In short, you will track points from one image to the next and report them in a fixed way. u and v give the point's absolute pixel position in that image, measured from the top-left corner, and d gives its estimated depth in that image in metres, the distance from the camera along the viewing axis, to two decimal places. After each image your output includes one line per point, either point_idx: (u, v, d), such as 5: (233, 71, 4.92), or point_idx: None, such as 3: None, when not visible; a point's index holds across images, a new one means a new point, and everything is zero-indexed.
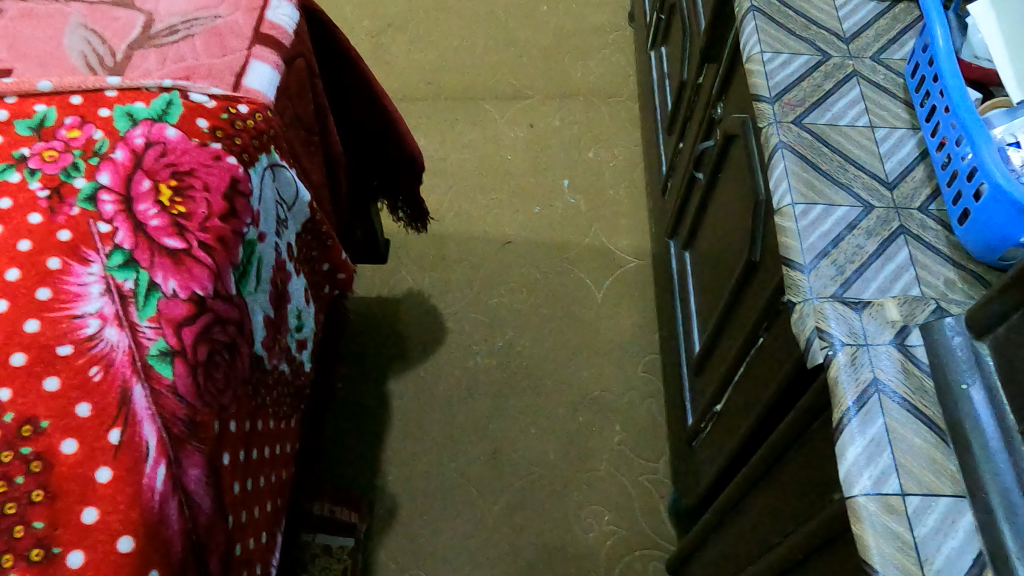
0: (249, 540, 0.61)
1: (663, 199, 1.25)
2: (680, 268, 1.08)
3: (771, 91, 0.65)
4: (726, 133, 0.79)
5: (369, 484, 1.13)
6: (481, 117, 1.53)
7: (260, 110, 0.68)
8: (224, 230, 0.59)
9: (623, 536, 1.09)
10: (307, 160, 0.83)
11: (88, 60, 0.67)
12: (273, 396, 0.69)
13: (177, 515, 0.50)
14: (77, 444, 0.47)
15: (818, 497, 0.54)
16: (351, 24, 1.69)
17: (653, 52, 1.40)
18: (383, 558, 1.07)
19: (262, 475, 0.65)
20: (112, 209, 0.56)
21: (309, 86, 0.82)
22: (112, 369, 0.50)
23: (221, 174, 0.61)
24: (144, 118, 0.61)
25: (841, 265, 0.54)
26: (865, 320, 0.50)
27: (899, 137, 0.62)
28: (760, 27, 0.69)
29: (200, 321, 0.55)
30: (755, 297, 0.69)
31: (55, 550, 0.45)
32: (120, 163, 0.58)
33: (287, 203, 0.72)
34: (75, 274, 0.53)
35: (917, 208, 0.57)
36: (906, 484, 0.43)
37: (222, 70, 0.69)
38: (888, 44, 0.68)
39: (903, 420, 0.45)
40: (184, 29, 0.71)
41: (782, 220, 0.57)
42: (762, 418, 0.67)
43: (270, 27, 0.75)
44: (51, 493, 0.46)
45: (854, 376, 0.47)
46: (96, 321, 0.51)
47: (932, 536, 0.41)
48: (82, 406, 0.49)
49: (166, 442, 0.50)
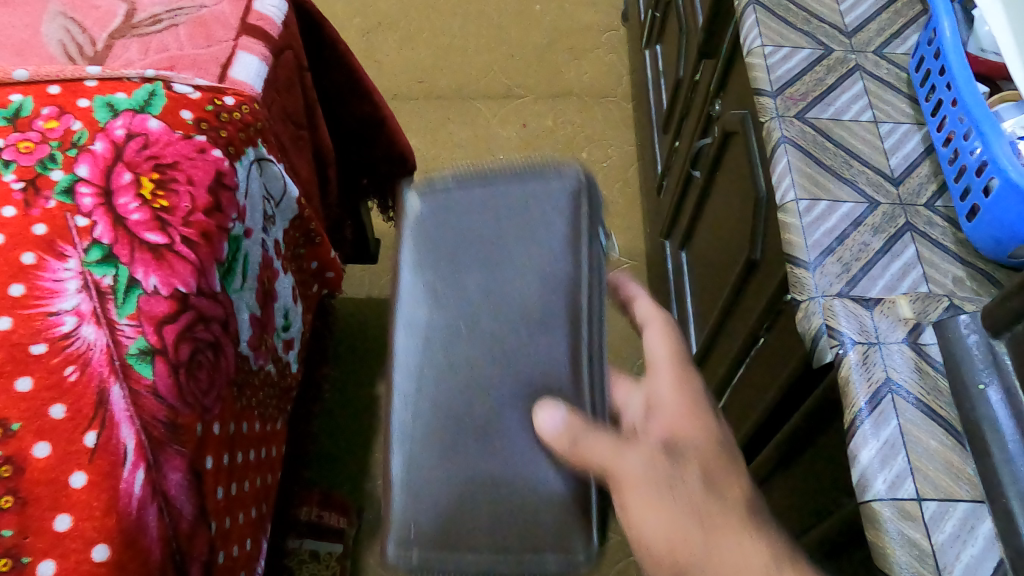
0: (232, 548, 0.58)
1: (658, 198, 1.23)
2: (676, 270, 1.06)
3: (772, 85, 0.63)
4: (724, 130, 0.78)
5: (358, 489, 1.10)
6: (473, 116, 1.51)
7: (247, 102, 0.66)
8: (208, 225, 0.56)
9: (617, 542, 1.07)
10: (297, 155, 0.80)
11: (66, 49, 0.64)
12: (258, 396, 0.67)
13: (156, 521, 0.47)
14: (51, 447, 0.45)
15: (831, 496, 0.53)
16: (341, 22, 1.66)
17: (647, 51, 1.39)
18: (372, 565, 1.04)
19: (247, 479, 0.63)
20: (91, 202, 0.53)
21: (298, 79, 0.80)
22: (89, 369, 0.48)
23: (206, 167, 0.58)
24: (125, 109, 0.58)
25: (846, 262, 0.52)
26: (876, 317, 0.48)
27: (904, 132, 0.60)
28: (761, 20, 0.68)
29: (182, 320, 0.52)
30: (755, 297, 0.68)
31: (24, 560, 0.43)
32: (100, 155, 0.56)
33: (274, 198, 0.69)
34: (50, 270, 0.50)
35: (923, 205, 0.56)
36: (922, 488, 0.41)
37: (207, 61, 0.67)
38: (891, 38, 0.67)
39: (918, 421, 0.44)
40: (168, 18, 0.69)
41: (785, 216, 0.55)
42: (764, 418, 0.65)
43: (258, 18, 0.72)
44: (21, 499, 0.44)
45: (866, 375, 0.45)
46: (73, 318, 0.49)
47: (951, 543, 0.39)
48: (57, 407, 0.46)
49: (144, 445, 0.48)
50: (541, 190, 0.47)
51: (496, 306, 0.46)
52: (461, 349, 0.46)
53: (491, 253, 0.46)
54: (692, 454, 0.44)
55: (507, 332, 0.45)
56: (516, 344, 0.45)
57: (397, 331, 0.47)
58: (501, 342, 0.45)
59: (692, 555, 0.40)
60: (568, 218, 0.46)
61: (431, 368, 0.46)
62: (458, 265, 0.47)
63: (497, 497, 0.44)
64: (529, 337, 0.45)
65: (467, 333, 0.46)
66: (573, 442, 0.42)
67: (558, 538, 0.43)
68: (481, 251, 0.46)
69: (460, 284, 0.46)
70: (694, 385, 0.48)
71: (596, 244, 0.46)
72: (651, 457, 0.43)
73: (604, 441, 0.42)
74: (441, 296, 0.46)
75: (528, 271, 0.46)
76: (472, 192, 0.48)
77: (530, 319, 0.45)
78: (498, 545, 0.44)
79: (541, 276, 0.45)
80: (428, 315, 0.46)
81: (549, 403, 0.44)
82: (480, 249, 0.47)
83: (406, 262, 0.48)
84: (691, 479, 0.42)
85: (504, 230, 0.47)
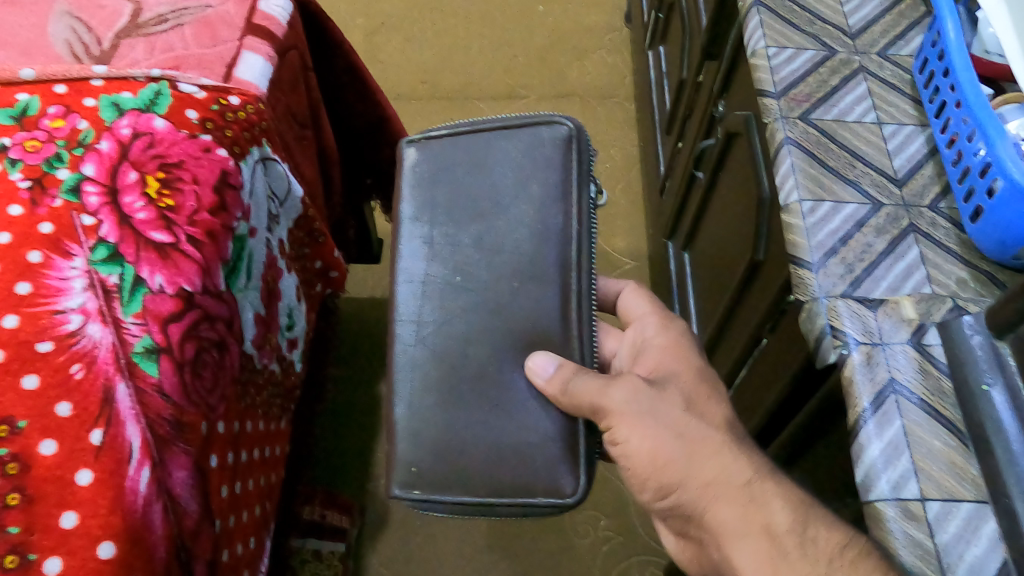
0: (236, 546, 0.59)
1: (661, 199, 1.23)
2: (679, 270, 1.07)
3: (776, 86, 0.63)
4: (727, 131, 0.78)
5: (361, 489, 1.11)
6: (476, 116, 1.51)
7: (252, 102, 0.66)
8: (213, 224, 0.57)
9: (620, 542, 1.06)
10: (301, 154, 0.80)
11: (73, 49, 0.65)
12: (263, 395, 0.67)
13: (162, 519, 0.48)
14: (57, 445, 0.46)
15: (838, 495, 0.53)
16: (344, 22, 1.67)
17: (650, 51, 1.39)
18: (374, 564, 1.05)
19: (251, 477, 0.63)
20: (97, 201, 0.53)
21: (302, 78, 0.80)
22: (95, 367, 0.48)
23: (211, 166, 0.59)
24: (131, 109, 0.59)
25: (850, 263, 0.52)
26: (880, 318, 0.49)
27: (908, 133, 0.60)
28: (764, 21, 0.68)
29: (187, 318, 0.52)
30: (758, 298, 0.68)
31: (30, 557, 0.43)
32: (105, 154, 0.56)
33: (278, 198, 0.70)
34: (56, 269, 0.50)
35: (927, 206, 0.56)
36: (926, 489, 0.41)
37: (212, 61, 0.67)
38: (895, 40, 0.67)
39: (922, 422, 0.44)
40: (174, 18, 0.69)
41: (789, 217, 0.55)
42: (768, 418, 0.65)
43: (263, 18, 0.72)
44: (28, 496, 0.44)
45: (870, 376, 0.46)
46: (79, 316, 0.49)
47: (955, 543, 0.39)
48: (63, 405, 0.47)
49: (150, 443, 0.48)
50: (532, 144, 0.54)
51: (489, 255, 0.53)
52: (457, 298, 0.53)
53: (487, 205, 0.54)
54: (674, 387, 0.50)
55: (499, 278, 0.52)
56: (506, 289, 0.52)
57: (405, 285, 0.55)
58: (493, 287, 0.52)
59: (671, 458, 0.47)
60: (555, 171, 0.53)
61: (432, 315, 0.54)
62: (453, 221, 0.55)
63: (497, 439, 0.50)
64: (519, 283, 0.52)
65: (461, 282, 0.53)
66: (564, 389, 0.48)
67: (551, 477, 0.49)
68: (477, 205, 0.54)
69: (470, 226, 0.54)
70: (675, 334, 0.57)
71: (584, 194, 0.53)
72: (636, 390, 0.49)
73: (591, 384, 0.48)
74: (438, 252, 0.55)
75: (518, 222, 0.53)
76: (468, 151, 0.56)
77: (520, 268, 0.52)
78: (495, 486, 0.50)
79: (530, 226, 0.53)
80: (428, 267, 0.55)
81: (540, 353, 0.50)
82: (476, 202, 0.54)
83: (407, 219, 0.57)
84: (674, 406, 0.49)
85: (497, 184, 0.54)
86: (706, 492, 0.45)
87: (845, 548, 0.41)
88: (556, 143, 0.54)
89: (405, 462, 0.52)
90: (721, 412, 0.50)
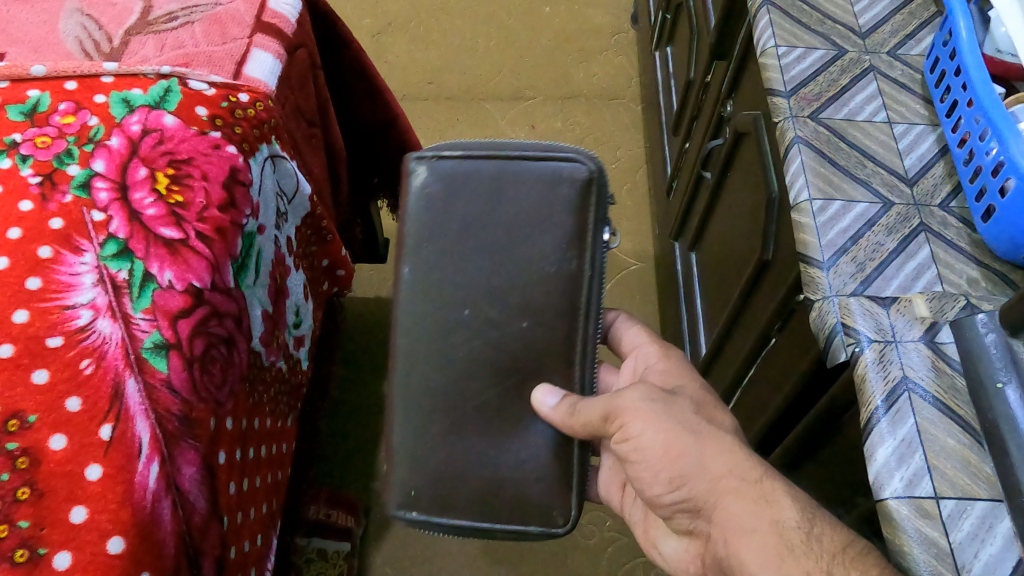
0: (243, 543, 0.59)
1: (668, 200, 1.23)
2: (685, 271, 1.06)
3: (786, 85, 0.63)
4: (736, 131, 0.78)
5: (366, 488, 1.10)
6: (482, 117, 1.51)
7: (261, 99, 0.66)
8: (223, 221, 0.56)
9: (623, 543, 1.06)
10: (309, 153, 0.80)
11: (83, 46, 0.65)
12: (270, 393, 0.67)
13: (170, 515, 0.48)
14: (67, 440, 0.46)
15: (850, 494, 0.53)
16: (350, 22, 1.67)
17: (657, 52, 1.39)
18: (379, 563, 1.05)
19: (259, 474, 0.63)
20: (107, 197, 0.54)
21: (311, 77, 0.80)
22: (104, 362, 0.48)
23: (220, 163, 0.59)
24: (141, 105, 0.59)
25: (861, 262, 0.52)
26: (893, 316, 0.48)
27: (918, 132, 0.60)
28: (774, 20, 0.68)
29: (196, 314, 0.52)
30: (766, 298, 0.68)
31: (40, 551, 0.43)
32: (116, 151, 0.56)
33: (287, 195, 0.70)
34: (66, 264, 0.51)
35: (938, 205, 0.55)
36: (939, 487, 0.41)
37: (222, 58, 0.67)
38: (905, 40, 0.67)
39: (935, 420, 0.43)
40: (184, 16, 0.69)
41: (799, 216, 0.55)
42: (777, 418, 0.65)
43: (272, 16, 0.72)
44: (37, 491, 0.44)
45: (882, 374, 0.45)
46: (89, 311, 0.49)
47: (969, 542, 0.39)
48: (72, 400, 0.47)
49: (159, 438, 0.48)
50: (550, 181, 0.53)
51: (499, 295, 0.53)
52: (462, 337, 0.54)
53: (497, 242, 0.53)
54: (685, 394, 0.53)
55: (508, 317, 0.53)
56: (516, 330, 0.54)
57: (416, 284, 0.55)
58: (502, 326, 0.54)
59: (683, 451, 0.47)
60: (571, 216, 0.52)
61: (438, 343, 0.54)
62: (462, 255, 0.54)
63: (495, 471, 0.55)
64: (529, 324, 0.53)
65: (468, 320, 0.54)
66: (571, 411, 0.51)
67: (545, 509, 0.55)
68: (487, 242, 0.53)
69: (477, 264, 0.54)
70: (674, 361, 0.62)
71: (599, 238, 0.53)
72: (647, 394, 0.50)
73: (596, 403, 0.50)
74: (448, 282, 0.54)
75: (530, 263, 0.53)
76: (481, 178, 0.53)
77: (530, 309, 0.53)
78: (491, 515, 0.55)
79: (541, 269, 0.53)
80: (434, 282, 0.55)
81: (545, 386, 0.54)
82: (487, 238, 0.53)
83: (410, 243, 0.55)
84: (685, 409, 0.50)
85: (511, 221, 0.53)
86: (716, 486, 0.46)
87: (847, 548, 0.40)
88: (576, 183, 0.52)
89: (404, 486, 0.56)
90: (730, 419, 0.53)
